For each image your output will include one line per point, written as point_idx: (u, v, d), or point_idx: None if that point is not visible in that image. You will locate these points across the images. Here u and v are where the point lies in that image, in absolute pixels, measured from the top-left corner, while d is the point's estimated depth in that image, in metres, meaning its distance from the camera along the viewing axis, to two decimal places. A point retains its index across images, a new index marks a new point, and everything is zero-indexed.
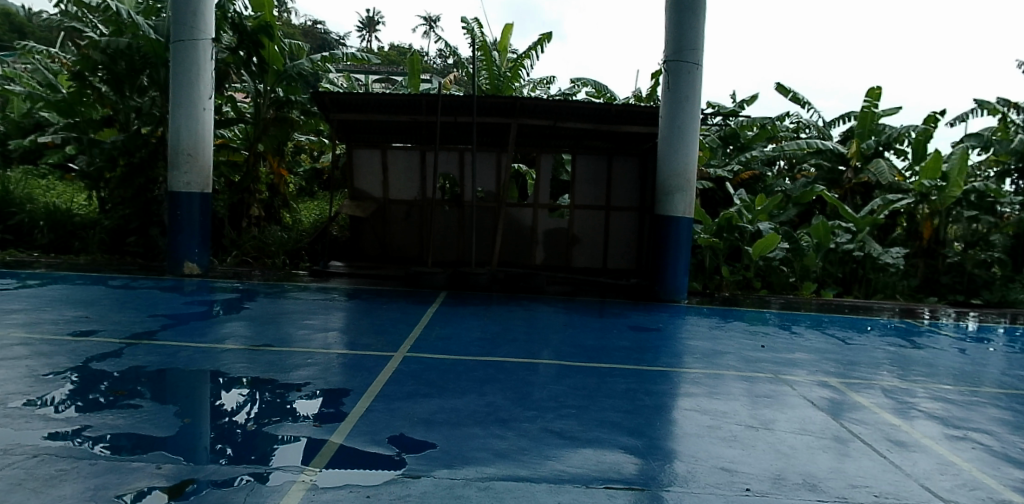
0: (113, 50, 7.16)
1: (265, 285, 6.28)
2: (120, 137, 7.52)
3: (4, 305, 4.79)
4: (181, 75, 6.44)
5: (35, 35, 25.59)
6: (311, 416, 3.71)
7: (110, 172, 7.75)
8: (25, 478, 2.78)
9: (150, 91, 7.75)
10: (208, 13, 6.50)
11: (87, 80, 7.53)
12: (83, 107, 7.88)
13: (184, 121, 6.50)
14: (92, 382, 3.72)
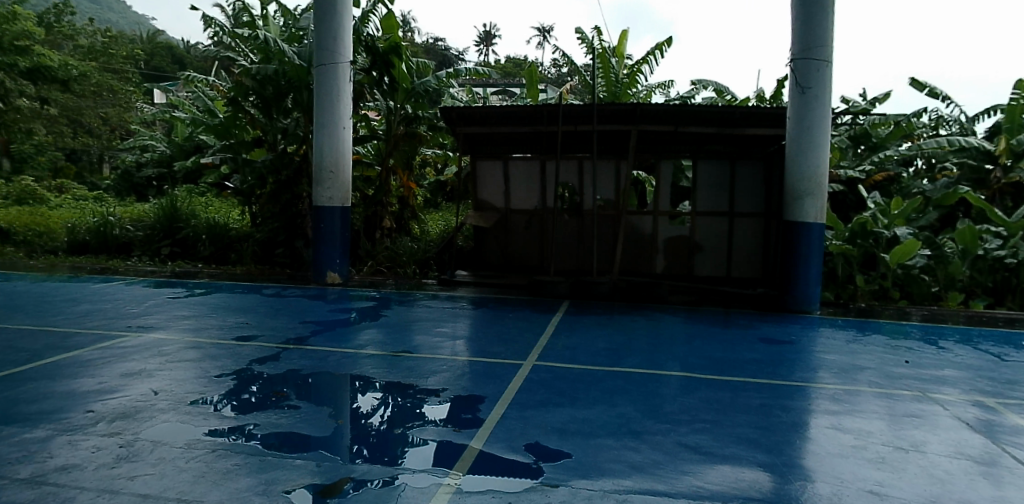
0: (262, 76, 7.72)
1: (398, 294, 6.54)
2: (270, 156, 8.14)
3: (179, 311, 5.28)
4: (324, 97, 6.84)
5: (192, 66, 28.34)
6: (441, 421, 3.79)
7: (261, 189, 8.47)
8: (205, 472, 3.02)
9: (294, 112, 8.22)
10: (346, 38, 6.91)
11: (240, 105, 8.12)
12: (238, 130, 8.30)
13: (326, 141, 6.91)
14: (245, 383, 4.00)
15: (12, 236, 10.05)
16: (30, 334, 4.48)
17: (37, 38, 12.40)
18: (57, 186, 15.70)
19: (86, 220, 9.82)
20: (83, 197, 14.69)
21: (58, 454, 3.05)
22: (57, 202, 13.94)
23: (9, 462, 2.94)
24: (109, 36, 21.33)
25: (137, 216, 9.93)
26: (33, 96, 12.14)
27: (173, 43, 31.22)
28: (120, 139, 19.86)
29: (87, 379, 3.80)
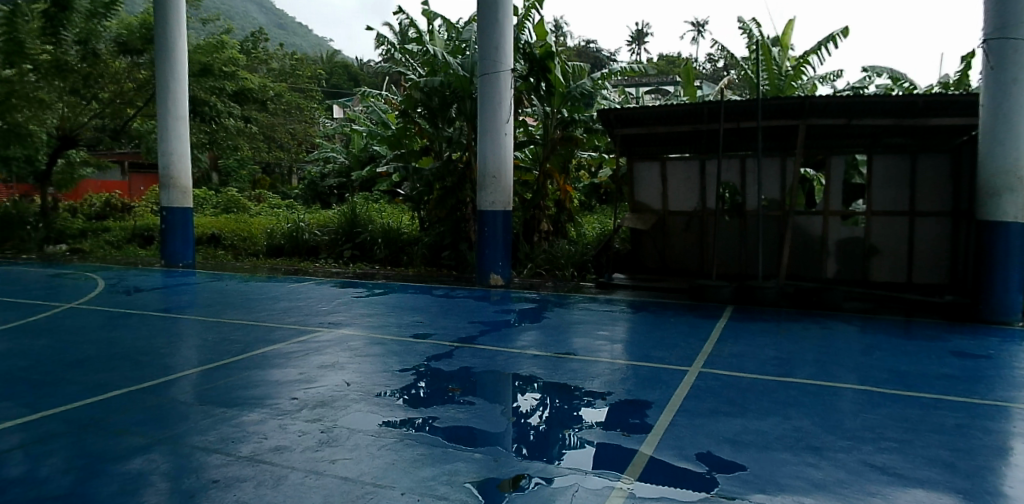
0: (430, 88, 8.20)
1: (557, 296, 6.64)
2: (436, 164, 8.52)
3: (364, 309, 5.72)
4: (487, 105, 7.09)
5: (364, 82, 30.75)
6: (600, 425, 3.76)
7: (428, 196, 8.90)
8: (393, 461, 3.21)
9: (457, 121, 8.56)
10: (507, 46, 7.11)
11: (410, 116, 8.58)
12: (408, 140, 8.82)
13: (490, 148, 7.17)
14: (414, 378, 4.21)
15: (222, 240, 11.43)
16: (243, 327, 5.04)
17: (241, 64, 13.88)
18: (256, 195, 17.61)
19: (282, 225, 10.90)
20: (277, 206, 16.42)
21: (272, 436, 3.38)
22: (256, 210, 15.69)
23: (233, 441, 3.31)
24: (296, 59, 23.59)
25: (322, 222, 10.85)
26: (238, 116, 13.62)
27: (348, 62, 34.07)
28: (307, 152, 21.96)
29: (288, 370, 4.19)
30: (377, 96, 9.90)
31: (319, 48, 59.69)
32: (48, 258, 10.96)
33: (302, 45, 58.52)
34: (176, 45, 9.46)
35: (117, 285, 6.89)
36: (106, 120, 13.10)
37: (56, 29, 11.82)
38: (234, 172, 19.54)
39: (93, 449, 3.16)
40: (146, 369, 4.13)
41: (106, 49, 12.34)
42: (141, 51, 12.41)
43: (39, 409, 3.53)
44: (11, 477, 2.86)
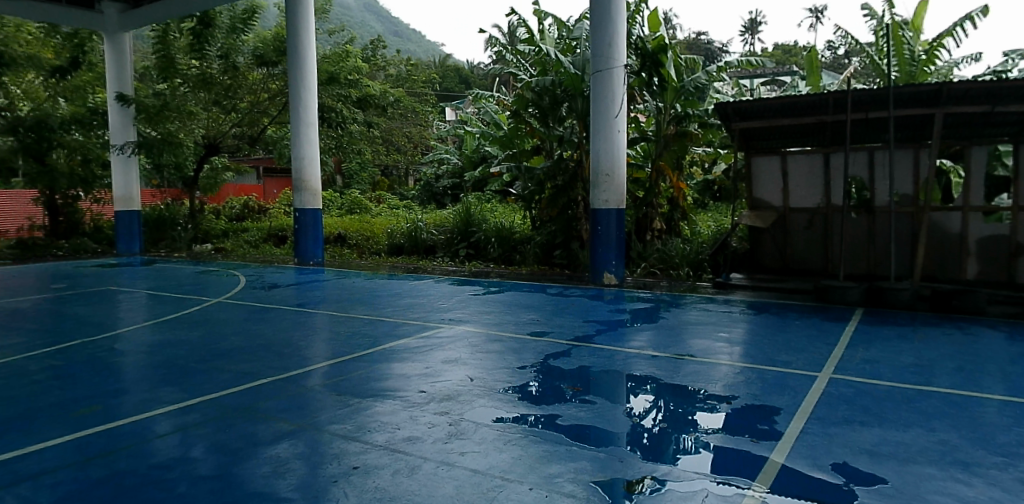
0: (541, 88, 8.23)
1: (673, 296, 6.52)
2: (547, 163, 8.49)
3: (483, 307, 5.83)
4: (600, 103, 7.06)
5: (475, 84, 31.53)
6: (720, 430, 3.60)
7: (540, 195, 8.93)
8: (519, 456, 3.24)
9: (568, 120, 8.55)
10: (620, 42, 7.06)
11: (521, 116, 8.68)
12: (520, 140, 8.95)
13: (602, 146, 7.14)
14: (527, 376, 4.22)
15: (347, 240, 12.03)
16: (370, 322, 5.27)
17: (364, 72, 14.51)
18: (376, 197, 18.43)
19: (401, 225, 11.33)
20: (396, 207, 17.09)
21: (404, 426, 3.50)
22: (377, 210, 16.47)
23: (368, 430, 3.45)
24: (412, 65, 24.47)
25: (439, 222, 11.17)
26: (362, 122, 14.27)
27: (460, 65, 34.97)
28: (422, 154, 22.79)
29: (413, 364, 4.34)
30: (489, 98, 10.04)
31: (425, 53, 61.79)
32: (196, 257, 11.97)
33: (412, 50, 60.78)
34: (304, 55, 10.03)
35: (256, 282, 7.40)
36: (246, 127, 14.12)
37: (203, 45, 12.80)
38: (355, 175, 20.58)
39: (244, 433, 3.40)
40: (282, 360, 4.39)
41: (244, 62, 13.31)
42: (276, 63, 13.18)
43: (194, 393, 3.85)
44: (177, 456, 3.14)
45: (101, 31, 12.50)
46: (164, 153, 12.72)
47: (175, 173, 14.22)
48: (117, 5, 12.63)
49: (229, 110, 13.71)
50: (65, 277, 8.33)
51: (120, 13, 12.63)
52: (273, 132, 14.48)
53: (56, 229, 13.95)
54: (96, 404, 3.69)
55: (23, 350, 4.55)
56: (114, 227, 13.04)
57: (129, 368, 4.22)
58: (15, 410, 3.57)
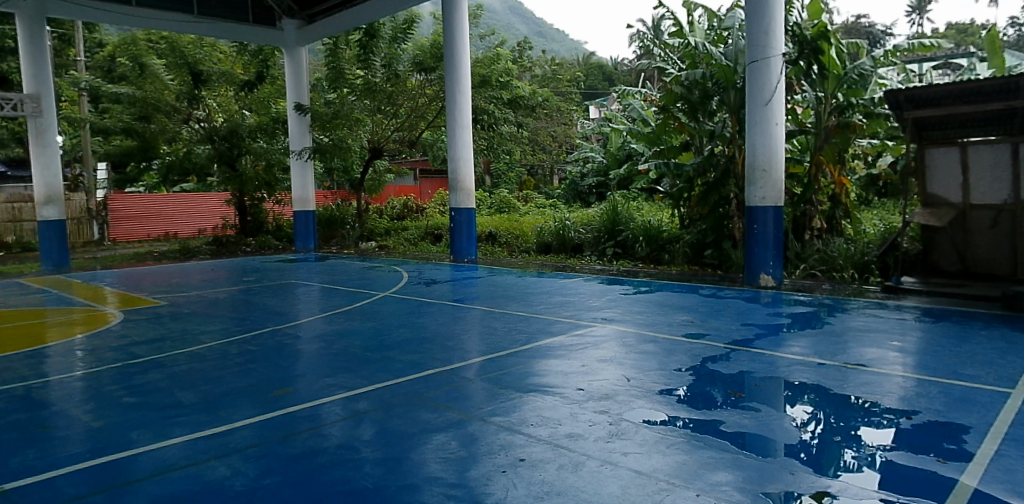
0: (691, 81, 8.04)
1: (836, 300, 6.14)
2: (697, 160, 8.36)
3: (634, 307, 5.79)
4: (754, 95, 6.82)
5: (618, 80, 31.38)
6: (893, 446, 3.23)
7: (690, 192, 8.73)
8: (683, 460, 3.14)
9: (719, 114, 8.35)
10: (778, 30, 6.78)
11: (670, 111, 8.53)
12: (668, 136, 8.80)
13: (759, 140, 6.88)
14: (679, 381, 4.10)
15: (498, 238, 12.34)
16: (525, 319, 5.40)
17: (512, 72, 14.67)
18: (524, 196, 18.87)
19: (548, 224, 11.48)
20: (543, 206, 17.34)
21: (565, 423, 3.55)
22: (525, 209, 16.78)
23: (532, 424, 3.55)
24: (556, 64, 24.62)
25: (586, 220, 11.21)
26: (512, 122, 14.55)
27: (604, 62, 34.95)
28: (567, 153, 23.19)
29: (569, 361, 4.37)
30: (636, 94, 9.85)
31: (562, 51, 62.25)
32: (362, 254, 12.87)
33: (548, 49, 61.34)
34: (458, 58, 10.42)
35: (417, 277, 7.82)
36: (406, 132, 14.60)
37: (368, 55, 13.75)
38: (503, 175, 21.40)
39: (415, 420, 3.61)
40: (442, 352, 4.59)
41: (403, 70, 14.05)
42: (433, 69, 13.87)
43: (366, 381, 4.12)
44: (356, 439, 3.39)
45: (282, 46, 14.04)
46: (336, 157, 13.84)
47: (344, 175, 15.39)
48: (295, 21, 13.98)
49: (392, 115, 14.28)
50: (252, 271, 9.24)
51: (297, 29, 13.96)
52: (428, 136, 15.16)
53: (245, 227, 15.14)
54: (286, 385, 4.06)
55: (224, 335, 5.10)
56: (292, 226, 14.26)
57: (308, 354, 4.61)
58: (219, 388, 4.01)
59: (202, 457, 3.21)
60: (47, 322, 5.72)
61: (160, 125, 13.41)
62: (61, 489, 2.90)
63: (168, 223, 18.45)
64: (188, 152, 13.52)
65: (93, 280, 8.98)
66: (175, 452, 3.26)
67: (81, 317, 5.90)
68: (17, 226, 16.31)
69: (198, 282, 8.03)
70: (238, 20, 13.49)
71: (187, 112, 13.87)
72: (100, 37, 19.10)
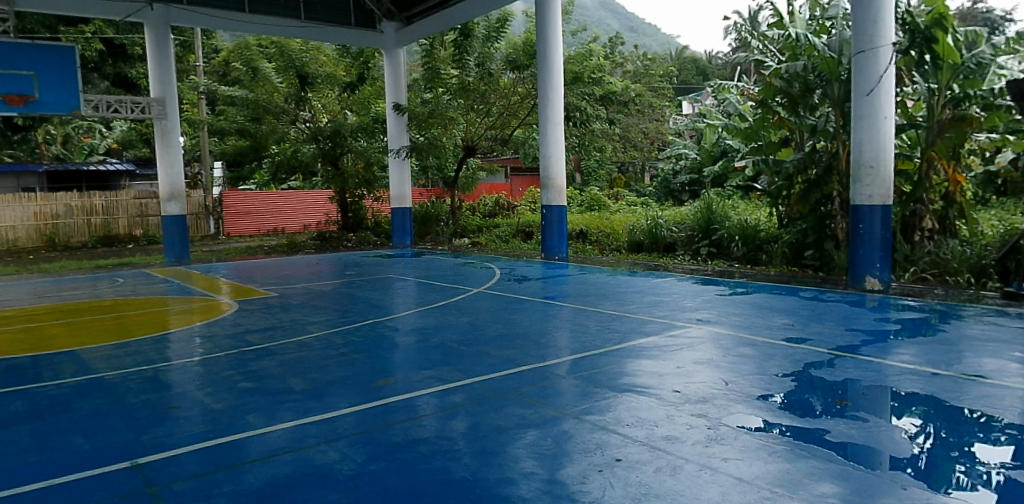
0: (791, 73, 7.75)
1: (951, 306, 5.74)
2: (798, 156, 8.07)
3: (730, 308, 5.63)
4: (857, 85, 6.51)
5: (712, 75, 30.67)
6: (1017, 466, 2.93)
7: (789, 190, 8.40)
8: (786, 469, 2.99)
9: (822, 108, 7.98)
10: (888, 19, 6.43)
11: (769, 105, 8.23)
12: (767, 132, 8.47)
13: (865, 134, 6.53)
14: (776, 388, 3.92)
15: (589, 235, 12.28)
16: (618, 318, 5.36)
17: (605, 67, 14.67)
18: (614, 193, 18.71)
19: (641, 222, 11.33)
20: (633, 204, 17.15)
21: (662, 425, 3.49)
22: (615, 207, 16.65)
23: (627, 424, 3.51)
24: (647, 59, 24.30)
25: (679, 219, 11.01)
26: (604, 119, 14.48)
27: (697, 56, 34.22)
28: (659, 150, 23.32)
29: (664, 362, 4.30)
30: (733, 87, 9.77)
31: (651, 45, 61.25)
32: (455, 250, 13.16)
33: (637, 44, 60.52)
34: (552, 55, 10.48)
35: (510, 274, 7.92)
36: (499, 130, 14.98)
37: (463, 55, 14.15)
38: (593, 172, 21.73)
39: (510, 414, 3.65)
40: (535, 349, 4.62)
41: (497, 68, 14.31)
42: (526, 67, 14.08)
43: (462, 374, 4.20)
44: (453, 432, 3.47)
45: (381, 48, 14.56)
46: (430, 156, 14.12)
47: (439, 173, 15.83)
48: (394, 24, 14.46)
49: (485, 113, 14.54)
50: (353, 265, 9.63)
51: (396, 31, 14.42)
52: (520, 133, 15.65)
53: (346, 223, 15.76)
54: (387, 376, 4.20)
55: (329, 326, 5.34)
56: (391, 222, 14.81)
57: (406, 347, 4.75)
58: (324, 376, 4.20)
59: (311, 442, 3.38)
60: (170, 310, 6.15)
61: (270, 126, 14.02)
62: (188, 466, 3.13)
63: (279, 220, 19.58)
64: (295, 151, 14.25)
65: (210, 271, 9.59)
66: (284, 437, 3.44)
67: (199, 306, 6.30)
68: (144, 221, 17.63)
69: (304, 275, 8.45)
70: (342, 24, 14.15)
71: (294, 113, 14.54)
72: (215, 43, 20.41)
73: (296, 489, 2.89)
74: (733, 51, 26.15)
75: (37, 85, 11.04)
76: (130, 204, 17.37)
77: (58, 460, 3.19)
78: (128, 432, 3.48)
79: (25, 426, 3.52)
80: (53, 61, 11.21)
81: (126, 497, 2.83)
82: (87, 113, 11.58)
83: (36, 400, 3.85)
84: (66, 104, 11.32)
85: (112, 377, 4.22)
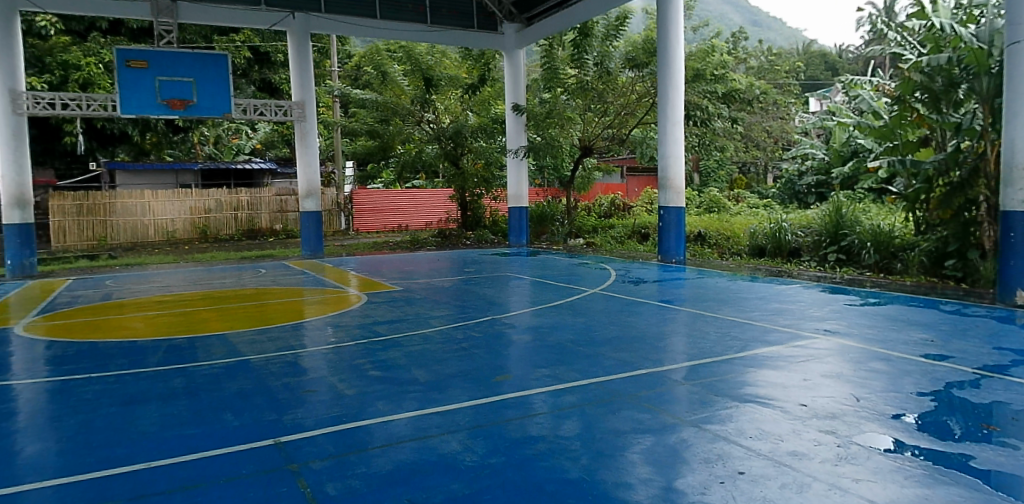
0: (933, 67, 7.31)
1: None
2: (939, 156, 7.48)
3: (861, 320, 5.31)
4: (1013, 81, 5.96)
5: (843, 70, 29.00)
6: None
7: (928, 194, 7.77)
8: (924, 494, 2.77)
9: (968, 104, 7.38)
10: None
11: (907, 101, 7.78)
12: (904, 130, 7.98)
13: (1020, 133, 5.97)
14: (912, 408, 3.66)
15: (708, 238, 11.95)
16: (738, 325, 5.21)
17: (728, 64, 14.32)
18: (735, 195, 18.53)
19: (763, 225, 10.87)
20: (755, 207, 16.57)
21: (787, 439, 3.36)
22: (736, 209, 16.26)
23: (750, 435, 3.42)
24: (774, 54, 23.20)
25: (805, 223, 10.50)
26: (726, 117, 14.01)
27: (827, 50, 32.51)
28: (782, 149, 22.47)
29: (789, 374, 4.14)
30: (866, 83, 9.25)
31: (774, 38, 58.66)
32: (570, 250, 13.24)
33: (758, 37, 57.96)
34: (673, 52, 10.25)
35: (625, 276, 7.87)
36: (617, 129, 14.82)
37: (582, 55, 13.98)
38: (713, 173, 21.28)
39: (628, 418, 3.63)
40: (651, 353, 4.58)
41: (615, 67, 14.06)
42: (646, 65, 13.74)
43: (578, 375, 4.24)
44: (570, 431, 3.50)
45: (502, 50, 14.79)
46: (547, 155, 14.23)
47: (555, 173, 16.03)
48: (515, 25, 14.63)
49: (602, 113, 14.51)
50: (472, 262, 9.93)
51: (517, 32, 14.60)
52: (638, 132, 15.03)
53: (466, 221, 16.25)
54: (504, 373, 4.30)
55: (450, 320, 5.55)
56: (508, 221, 14.96)
57: (522, 345, 4.84)
58: (445, 369, 4.36)
59: (433, 432, 3.52)
60: (306, 300, 6.59)
61: (396, 127, 14.66)
62: (323, 447, 3.36)
63: (402, 217, 20.38)
64: (419, 151, 14.87)
65: (341, 265, 10.18)
66: (406, 426, 3.60)
67: (332, 297, 6.72)
68: (283, 217, 18.90)
69: (428, 270, 8.79)
70: (466, 27, 14.44)
71: (419, 115, 14.94)
72: (349, 49, 21.53)
73: (421, 477, 3.02)
74: (869, 43, 24.47)
75: (195, 91, 12.04)
76: (271, 201, 18.63)
77: (212, 434, 3.52)
78: (270, 412, 3.78)
79: (186, 401, 3.92)
80: (210, 68, 12.21)
81: (271, 472, 3.08)
82: (238, 117, 12.54)
83: (194, 377, 4.27)
84: (220, 109, 12.32)
85: (257, 359, 4.60)
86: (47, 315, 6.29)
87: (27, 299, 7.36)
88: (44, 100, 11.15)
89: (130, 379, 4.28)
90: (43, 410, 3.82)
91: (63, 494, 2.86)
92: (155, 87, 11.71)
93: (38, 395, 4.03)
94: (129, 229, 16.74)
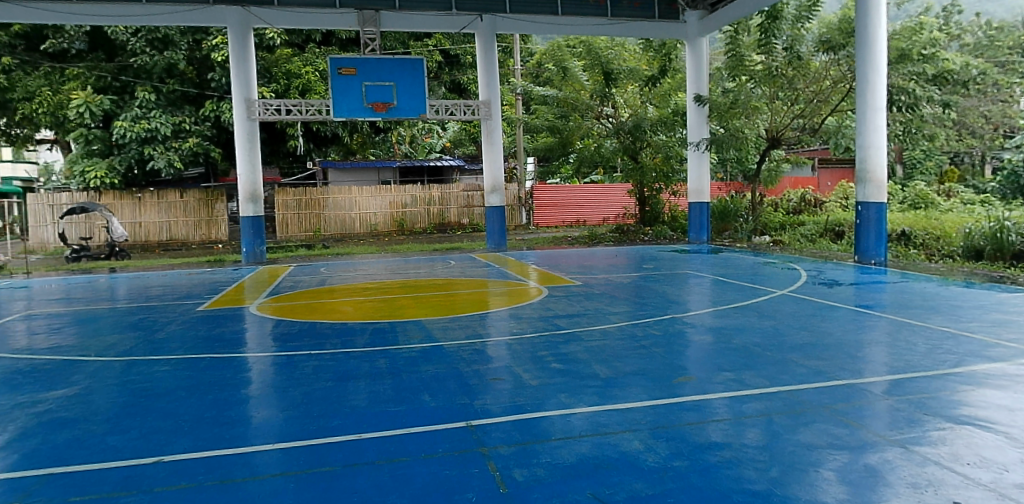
0: None
1: None
2: None
3: None
4: None
5: None
6: None
7: None
8: None
9: None
10: None
11: None
12: None
13: None
14: None
15: (913, 238, 10.96)
16: (951, 337, 4.75)
17: (940, 42, 13.31)
18: (945, 189, 16.86)
19: (980, 223, 9.77)
20: (969, 205, 14.91)
21: (1015, 470, 2.98)
22: (946, 206, 14.93)
23: (967, 461, 3.08)
24: (994, 28, 21.54)
25: None
26: (938, 101, 12.57)
27: None
28: (1004, 137, 19.94)
29: (1016, 396, 3.71)
30: None
31: (995, 9, 51.76)
32: (755, 247, 12.78)
33: (974, 10, 51.54)
34: (875, 33, 9.43)
35: (817, 277, 7.45)
36: (807, 119, 13.90)
37: (770, 39, 13.04)
38: (919, 164, 19.82)
39: (821, 432, 3.45)
40: (848, 363, 4.32)
41: (806, 51, 13.25)
42: (843, 46, 12.74)
43: (764, 381, 4.12)
44: (757, 441, 3.39)
45: (684, 38, 14.26)
46: (731, 148, 13.48)
47: (738, 165, 15.52)
48: (697, 12, 14.00)
49: (792, 101, 13.75)
50: (652, 259, 9.93)
51: (699, 19, 13.97)
52: (833, 121, 13.82)
53: (643, 217, 16.20)
54: (685, 374, 4.28)
55: (629, 317, 5.60)
56: (688, 217, 14.57)
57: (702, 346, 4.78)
58: (626, 367, 4.43)
59: (613, 429, 3.58)
60: (492, 291, 6.95)
61: (577, 122, 14.97)
62: (509, 435, 3.54)
63: (579, 212, 20.70)
64: (598, 146, 14.99)
65: (522, 258, 10.62)
66: (587, 421, 3.68)
67: (514, 289, 7.02)
68: (469, 211, 19.93)
69: (608, 266, 8.92)
70: (647, 17, 14.13)
71: (598, 110, 15.22)
72: (531, 46, 21.98)
73: (601, 474, 3.07)
74: None
75: (395, 94, 12.93)
76: (459, 196, 19.78)
77: (411, 413, 3.85)
78: (461, 396, 4.07)
79: (388, 381, 4.33)
80: (407, 71, 13.04)
81: (463, 454, 3.31)
82: (430, 117, 13.28)
83: (395, 359, 4.71)
84: (415, 109, 13.07)
85: (450, 346, 4.97)
86: (275, 296, 7.22)
87: (259, 282, 8.46)
88: (272, 106, 12.46)
89: (344, 357, 4.81)
90: (272, 381, 4.41)
91: (288, 456, 3.28)
92: (362, 91, 12.76)
93: (268, 367, 4.67)
94: (339, 222, 18.49)
